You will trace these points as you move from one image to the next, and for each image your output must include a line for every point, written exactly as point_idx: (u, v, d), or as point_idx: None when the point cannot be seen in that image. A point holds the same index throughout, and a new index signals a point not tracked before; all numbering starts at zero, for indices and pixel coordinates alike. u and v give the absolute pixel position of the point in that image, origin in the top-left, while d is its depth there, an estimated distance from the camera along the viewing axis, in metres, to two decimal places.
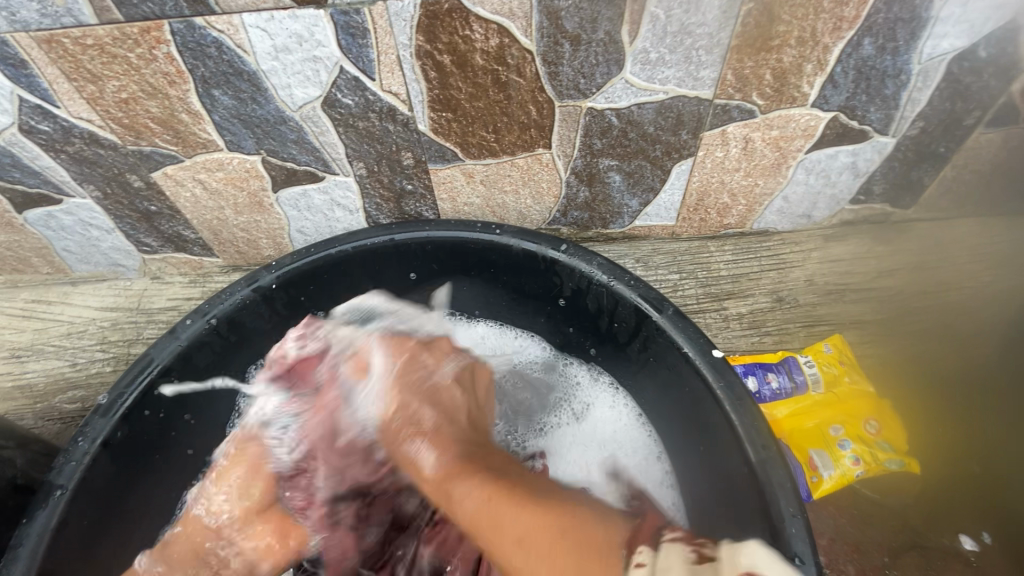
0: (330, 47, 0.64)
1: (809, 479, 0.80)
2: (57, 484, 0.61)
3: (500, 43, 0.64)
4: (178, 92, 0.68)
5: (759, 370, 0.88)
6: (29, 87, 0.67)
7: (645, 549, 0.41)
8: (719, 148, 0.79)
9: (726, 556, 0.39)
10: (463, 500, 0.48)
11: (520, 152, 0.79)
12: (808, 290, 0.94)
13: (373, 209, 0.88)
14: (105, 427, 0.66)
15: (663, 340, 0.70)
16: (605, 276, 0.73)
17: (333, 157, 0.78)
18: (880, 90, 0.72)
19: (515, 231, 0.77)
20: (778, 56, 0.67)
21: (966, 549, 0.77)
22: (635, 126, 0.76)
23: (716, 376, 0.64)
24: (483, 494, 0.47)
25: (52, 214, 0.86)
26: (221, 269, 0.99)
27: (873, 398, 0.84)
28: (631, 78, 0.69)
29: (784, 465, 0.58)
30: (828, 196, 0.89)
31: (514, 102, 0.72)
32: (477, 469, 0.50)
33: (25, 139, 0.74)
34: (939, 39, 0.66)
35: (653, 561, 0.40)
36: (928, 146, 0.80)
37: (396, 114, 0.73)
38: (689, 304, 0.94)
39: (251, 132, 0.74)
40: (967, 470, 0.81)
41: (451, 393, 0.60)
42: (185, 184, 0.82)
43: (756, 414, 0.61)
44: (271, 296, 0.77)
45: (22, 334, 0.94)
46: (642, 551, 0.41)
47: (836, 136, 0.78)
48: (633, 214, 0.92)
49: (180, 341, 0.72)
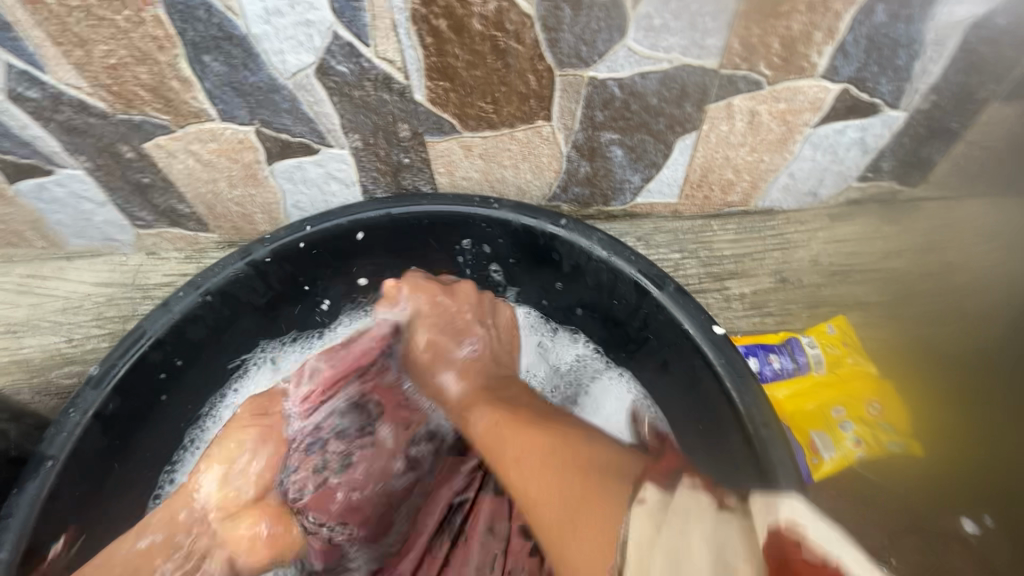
0: (322, 11, 0.62)
1: (809, 460, 0.79)
2: (49, 454, 0.61)
3: (499, 7, 0.62)
4: (168, 58, 0.67)
5: (760, 351, 0.87)
6: (15, 52, 0.65)
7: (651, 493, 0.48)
8: (724, 122, 0.77)
9: (761, 514, 0.39)
10: (495, 451, 0.63)
11: (519, 124, 0.77)
12: (812, 271, 0.92)
13: (370, 183, 0.86)
14: (96, 399, 0.65)
15: (663, 316, 0.69)
16: (605, 251, 0.72)
17: (328, 128, 0.77)
18: (891, 61, 0.69)
19: (514, 205, 0.75)
20: (787, 23, 0.64)
21: (966, 531, 0.76)
22: (637, 98, 0.73)
23: (716, 354, 0.63)
24: (493, 432, 0.65)
25: (43, 186, 0.85)
26: (217, 244, 0.98)
27: (875, 380, 0.83)
28: (634, 46, 0.67)
29: (784, 445, 0.57)
30: (835, 173, 0.87)
31: (513, 71, 0.69)
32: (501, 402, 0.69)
33: (13, 107, 0.72)
34: (956, 6, 0.64)
35: (654, 499, 0.46)
36: (940, 121, 0.77)
37: (392, 83, 0.71)
38: (691, 284, 0.92)
39: (244, 101, 0.72)
40: (970, 454, 0.80)
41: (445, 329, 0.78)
42: (177, 155, 0.80)
43: (758, 393, 0.60)
44: (266, 270, 0.76)
45: (18, 309, 0.93)
46: (646, 491, 0.48)
47: (845, 109, 0.76)
48: (634, 191, 0.90)
49: (173, 313, 0.71)
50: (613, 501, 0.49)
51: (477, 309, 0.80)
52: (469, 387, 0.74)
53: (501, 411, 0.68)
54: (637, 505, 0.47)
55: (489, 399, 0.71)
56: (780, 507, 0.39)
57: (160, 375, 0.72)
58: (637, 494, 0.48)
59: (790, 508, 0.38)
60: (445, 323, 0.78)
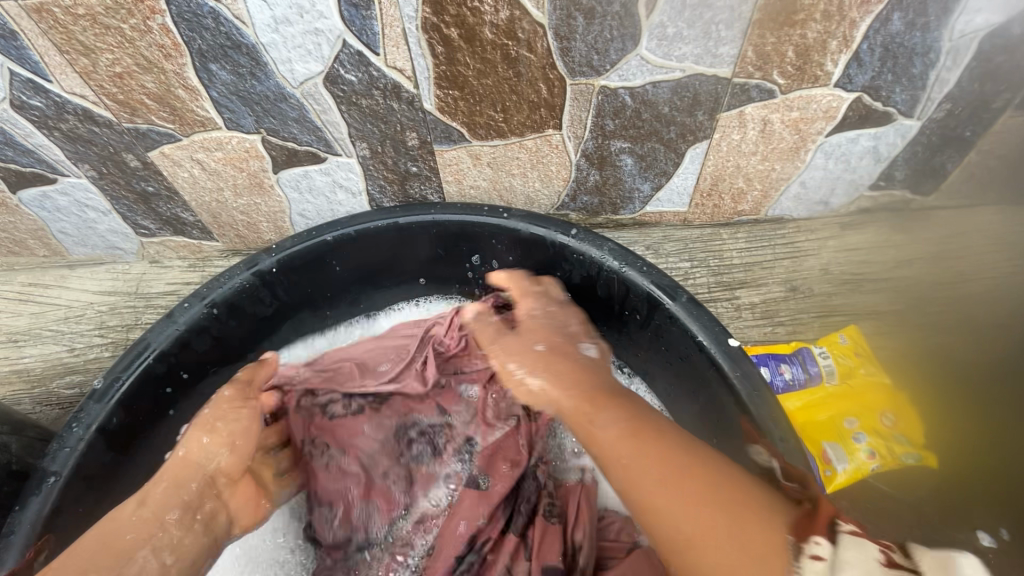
0: (332, 19, 0.61)
1: (822, 472, 0.78)
2: (51, 470, 0.60)
3: (511, 15, 0.61)
4: (175, 66, 0.66)
5: (771, 361, 0.86)
6: (19, 60, 0.64)
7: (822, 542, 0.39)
8: (736, 131, 0.76)
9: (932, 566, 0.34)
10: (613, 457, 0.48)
11: (529, 133, 0.76)
12: (823, 280, 0.91)
13: (377, 192, 0.86)
14: (100, 413, 0.64)
15: (676, 328, 0.68)
16: (617, 262, 0.71)
17: (335, 136, 0.76)
18: (907, 70, 0.68)
19: (524, 215, 0.74)
20: (802, 32, 0.63)
21: (984, 545, 0.74)
22: (649, 107, 0.73)
23: (731, 366, 0.62)
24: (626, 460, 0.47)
25: (47, 195, 0.84)
26: (221, 253, 0.97)
27: (889, 391, 0.82)
28: (647, 55, 0.66)
29: (803, 459, 0.56)
30: (846, 182, 0.86)
31: (524, 80, 0.69)
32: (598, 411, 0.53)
33: (17, 116, 0.71)
34: (973, 15, 0.63)
35: (833, 554, 0.38)
36: (953, 130, 0.77)
37: (401, 92, 0.70)
38: (700, 293, 0.91)
39: (250, 110, 0.71)
40: (985, 465, 0.79)
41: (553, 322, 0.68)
42: (183, 164, 0.79)
43: (774, 406, 0.59)
44: (271, 280, 0.75)
45: (19, 318, 0.92)
46: (817, 542, 0.39)
47: (858, 118, 0.75)
48: (644, 200, 0.89)
49: (178, 325, 0.70)
50: (776, 547, 0.40)
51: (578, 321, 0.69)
52: (563, 385, 0.57)
53: (632, 415, 0.52)
54: (812, 560, 0.38)
55: (617, 402, 0.54)
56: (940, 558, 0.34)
57: (165, 390, 0.71)
58: (810, 547, 0.39)
59: (965, 566, 0.33)
60: (552, 325, 0.67)
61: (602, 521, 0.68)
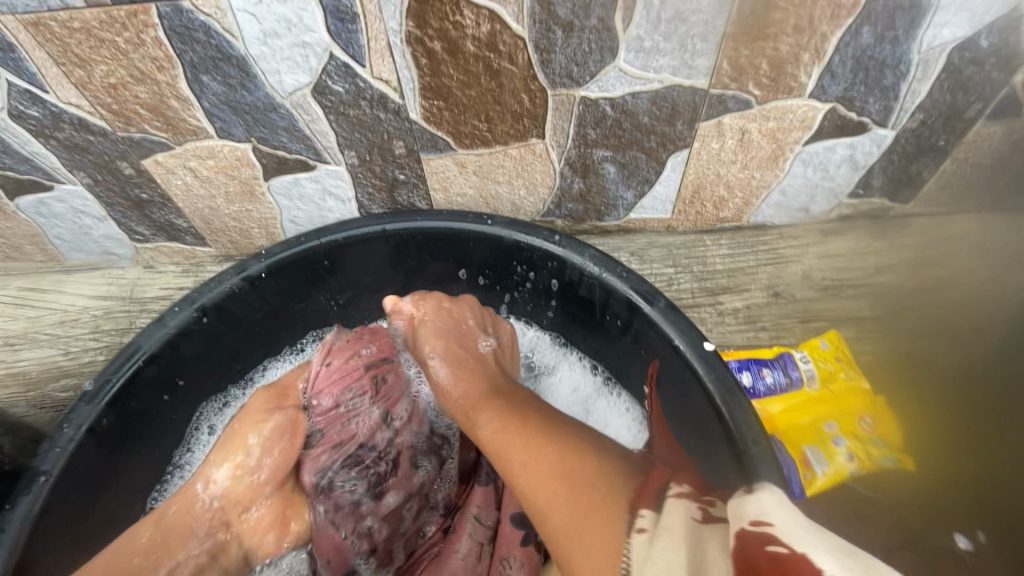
0: (318, 33, 0.63)
1: (803, 475, 0.78)
2: (41, 470, 0.61)
3: (491, 29, 0.63)
4: (168, 77, 0.68)
5: (753, 365, 0.87)
6: (17, 72, 0.66)
7: (648, 514, 0.43)
8: (715, 140, 0.78)
9: (733, 514, 0.40)
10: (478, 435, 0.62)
11: (513, 142, 0.78)
12: (804, 286, 0.93)
13: (366, 199, 0.88)
14: (90, 414, 0.65)
15: (654, 332, 0.69)
16: (597, 267, 0.72)
17: (324, 145, 0.78)
18: (878, 81, 0.70)
19: (508, 222, 0.76)
20: (775, 45, 0.65)
21: (961, 548, 0.75)
22: (629, 117, 0.75)
23: (707, 369, 0.63)
24: (488, 440, 0.60)
25: (43, 202, 0.86)
26: (214, 258, 0.99)
27: (869, 396, 0.84)
28: (625, 66, 0.68)
29: (774, 461, 0.57)
30: (825, 190, 0.88)
31: (506, 90, 0.71)
32: (487, 410, 0.64)
33: (14, 125, 0.73)
34: (940, 28, 0.65)
35: (653, 525, 0.42)
36: (928, 140, 0.78)
37: (387, 102, 0.72)
38: (684, 299, 0.93)
39: (241, 120, 0.73)
40: (964, 474, 0.80)
41: (446, 327, 0.78)
42: (176, 172, 0.81)
43: (749, 409, 0.61)
44: (260, 285, 0.77)
45: (16, 322, 0.94)
46: (645, 514, 0.43)
47: (834, 127, 0.77)
48: (628, 207, 0.91)
49: (168, 329, 0.71)
50: (613, 527, 0.44)
51: (480, 320, 0.80)
52: (468, 387, 0.69)
53: (501, 415, 0.62)
54: (637, 534, 0.42)
55: (495, 401, 0.65)
56: (749, 508, 0.39)
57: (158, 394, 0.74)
58: (636, 513, 0.44)
59: (764, 508, 0.39)
60: (448, 326, 0.78)
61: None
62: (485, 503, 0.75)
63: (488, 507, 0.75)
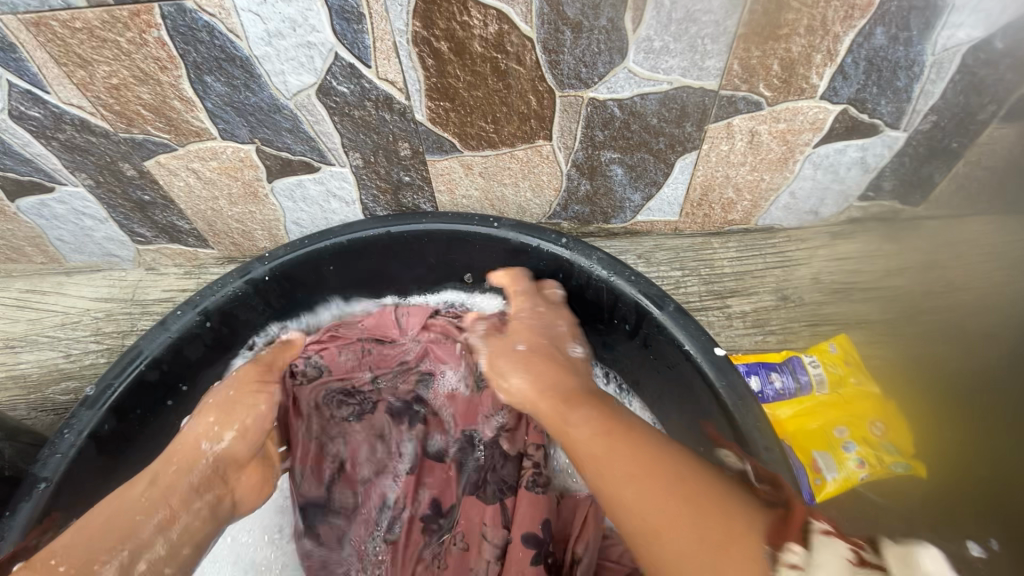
0: (324, 33, 0.62)
1: (812, 481, 0.77)
2: (42, 476, 0.60)
3: (499, 29, 0.62)
4: (170, 78, 0.67)
5: (762, 369, 0.85)
6: (18, 72, 0.66)
7: (799, 549, 0.38)
8: (724, 142, 0.77)
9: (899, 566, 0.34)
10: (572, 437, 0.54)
11: (520, 143, 0.77)
12: (813, 289, 0.92)
13: (370, 201, 0.87)
14: (92, 419, 0.65)
15: (664, 338, 0.68)
16: (605, 271, 0.71)
17: (329, 146, 0.77)
18: (891, 83, 0.69)
19: (514, 224, 0.75)
20: (787, 46, 0.64)
21: (975, 555, 0.72)
22: (637, 118, 0.74)
23: (718, 375, 0.62)
24: (587, 440, 0.52)
25: (45, 203, 0.85)
26: (217, 260, 0.98)
27: (880, 400, 0.82)
28: (634, 67, 0.67)
29: (787, 469, 0.55)
30: (835, 192, 0.86)
31: (514, 92, 0.70)
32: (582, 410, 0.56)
33: (16, 126, 0.72)
34: (955, 29, 0.64)
35: (806, 563, 0.37)
36: (940, 142, 0.77)
37: (393, 103, 0.71)
38: (691, 302, 0.92)
39: (245, 121, 0.73)
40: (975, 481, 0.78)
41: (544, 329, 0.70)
42: (178, 173, 0.80)
43: (760, 416, 0.59)
44: (263, 288, 0.76)
45: (17, 324, 0.93)
46: (794, 550, 0.38)
47: (845, 130, 0.76)
48: (635, 209, 0.90)
49: (170, 333, 0.70)
50: (753, 560, 0.39)
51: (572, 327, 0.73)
52: (546, 380, 0.61)
53: (604, 417, 0.55)
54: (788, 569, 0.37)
55: (590, 403, 0.57)
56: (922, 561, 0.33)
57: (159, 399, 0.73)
58: (780, 548, 0.39)
59: (931, 561, 0.33)
60: (537, 325, 0.70)
61: (604, 539, 0.68)
62: (495, 521, 0.68)
63: (498, 524, 0.68)
